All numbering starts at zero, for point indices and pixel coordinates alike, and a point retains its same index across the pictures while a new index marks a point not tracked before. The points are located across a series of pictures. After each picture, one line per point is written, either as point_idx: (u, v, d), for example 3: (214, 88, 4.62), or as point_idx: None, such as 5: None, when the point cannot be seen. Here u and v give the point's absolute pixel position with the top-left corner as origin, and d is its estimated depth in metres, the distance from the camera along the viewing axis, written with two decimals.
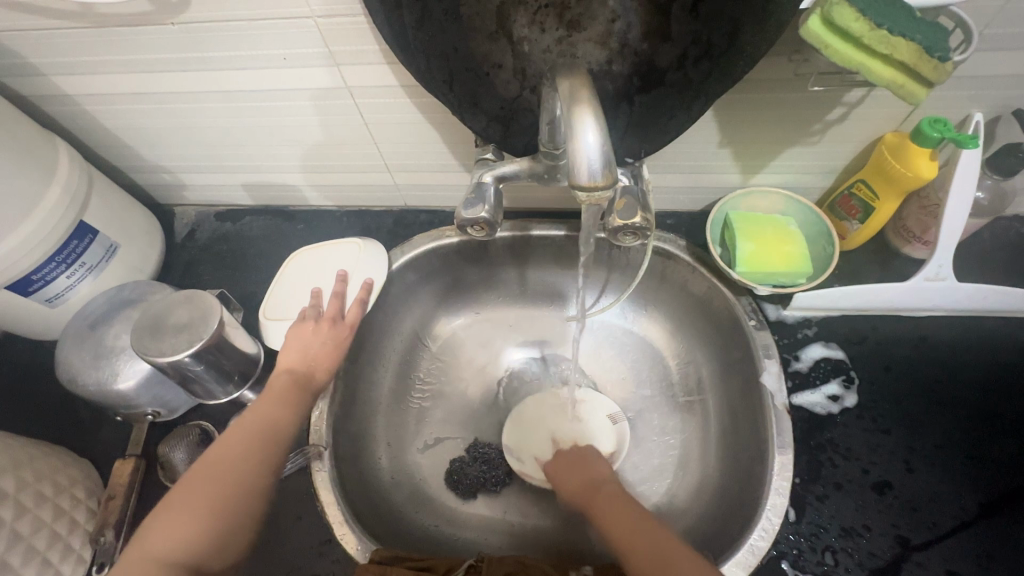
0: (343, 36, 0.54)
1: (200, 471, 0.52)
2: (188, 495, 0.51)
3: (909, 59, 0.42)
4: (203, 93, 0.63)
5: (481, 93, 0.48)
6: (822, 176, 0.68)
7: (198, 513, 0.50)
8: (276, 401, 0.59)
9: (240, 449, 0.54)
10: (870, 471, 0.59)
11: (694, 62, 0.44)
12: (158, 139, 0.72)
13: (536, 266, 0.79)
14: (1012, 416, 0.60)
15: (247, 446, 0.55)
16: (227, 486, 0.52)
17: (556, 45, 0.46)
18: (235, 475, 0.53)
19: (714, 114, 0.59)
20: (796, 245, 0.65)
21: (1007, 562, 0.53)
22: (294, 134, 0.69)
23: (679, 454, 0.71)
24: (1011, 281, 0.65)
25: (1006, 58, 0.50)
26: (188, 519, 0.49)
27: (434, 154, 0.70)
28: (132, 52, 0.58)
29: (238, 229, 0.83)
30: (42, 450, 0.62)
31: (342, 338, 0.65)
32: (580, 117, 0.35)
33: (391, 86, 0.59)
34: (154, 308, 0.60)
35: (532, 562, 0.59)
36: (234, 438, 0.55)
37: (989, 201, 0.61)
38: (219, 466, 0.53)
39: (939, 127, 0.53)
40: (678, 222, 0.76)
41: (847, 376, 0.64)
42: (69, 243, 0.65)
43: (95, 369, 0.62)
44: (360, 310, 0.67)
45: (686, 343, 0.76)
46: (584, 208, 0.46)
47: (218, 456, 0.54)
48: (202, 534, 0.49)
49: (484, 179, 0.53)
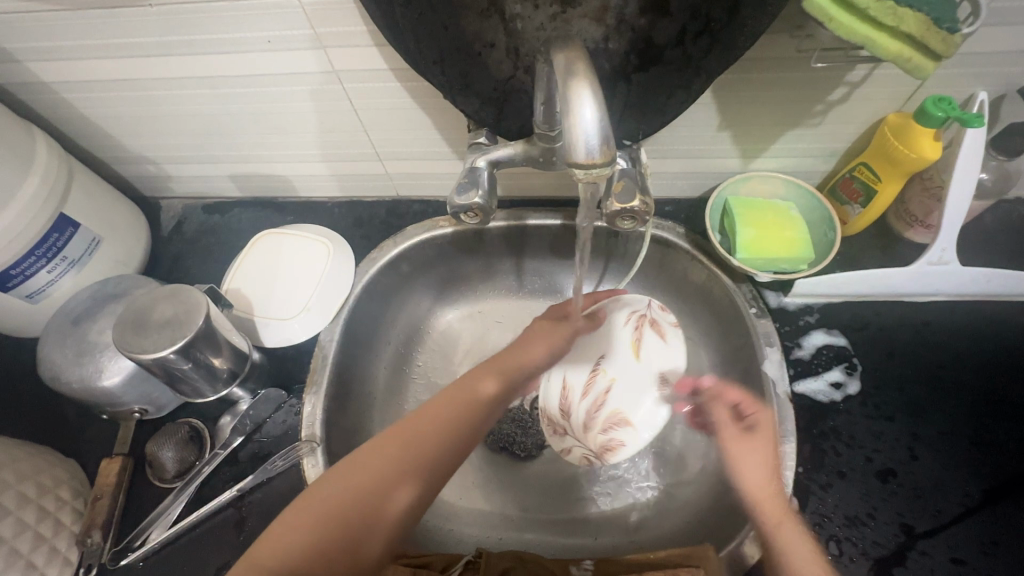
0: (329, 17, 0.52)
1: (348, 469, 0.48)
2: (307, 500, 0.46)
3: (917, 32, 0.41)
4: (185, 79, 0.61)
5: (472, 73, 0.46)
6: (823, 160, 0.66)
7: (323, 522, 0.45)
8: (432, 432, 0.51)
9: (428, 452, 0.50)
10: (874, 458, 0.58)
11: (694, 38, 0.42)
12: (140, 128, 0.70)
13: (533, 255, 0.77)
14: (1016, 400, 0.59)
15: (428, 433, 0.50)
16: (374, 509, 0.46)
17: (550, 22, 0.44)
18: (394, 484, 0.47)
19: (715, 95, 0.57)
20: (797, 230, 0.64)
21: (1012, 549, 0.53)
22: (282, 122, 0.67)
23: (679, 446, 0.70)
24: (1014, 264, 0.64)
25: (1012, 33, 0.49)
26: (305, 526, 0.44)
27: (426, 141, 0.68)
28: (110, 35, 0.56)
29: (226, 222, 0.81)
30: (25, 450, 0.60)
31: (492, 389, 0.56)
32: (576, 92, 0.33)
33: (380, 70, 0.57)
34: (137, 302, 0.58)
35: (532, 557, 0.58)
36: (409, 432, 0.50)
37: (993, 182, 0.60)
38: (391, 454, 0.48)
39: (944, 106, 0.52)
40: (677, 209, 0.74)
41: (850, 362, 0.63)
42: (49, 237, 0.62)
43: (78, 366, 0.60)
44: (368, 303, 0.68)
45: (686, 332, 0.74)
46: (581, 188, 0.44)
47: (379, 456, 0.48)
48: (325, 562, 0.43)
49: (477, 164, 0.51)
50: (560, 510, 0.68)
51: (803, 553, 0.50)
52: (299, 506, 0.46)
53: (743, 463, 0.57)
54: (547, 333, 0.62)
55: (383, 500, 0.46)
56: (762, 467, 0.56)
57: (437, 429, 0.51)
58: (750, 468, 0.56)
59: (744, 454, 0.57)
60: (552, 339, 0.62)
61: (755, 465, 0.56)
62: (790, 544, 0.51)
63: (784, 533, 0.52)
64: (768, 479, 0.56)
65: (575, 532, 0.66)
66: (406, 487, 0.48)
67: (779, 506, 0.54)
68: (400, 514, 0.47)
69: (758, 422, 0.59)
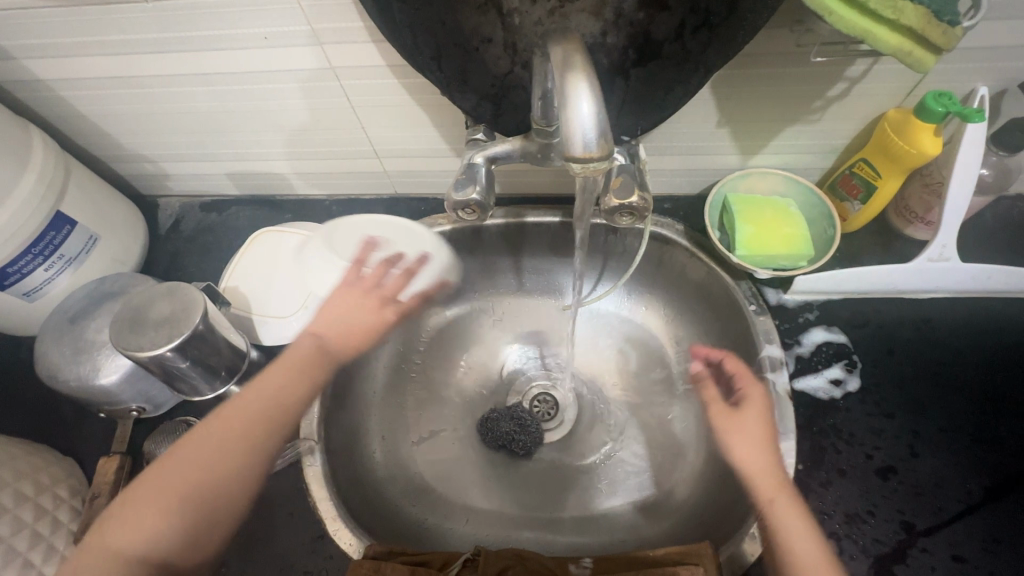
0: (326, 14, 0.52)
1: (172, 458, 0.50)
2: (138, 497, 0.48)
3: (917, 24, 0.41)
4: (182, 76, 0.61)
5: (470, 69, 0.46)
6: (822, 156, 0.66)
7: (166, 509, 0.47)
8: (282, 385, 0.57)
9: (248, 414, 0.54)
10: (874, 456, 0.58)
11: (692, 32, 0.42)
12: (137, 125, 0.69)
13: (531, 253, 0.77)
14: (1017, 398, 0.59)
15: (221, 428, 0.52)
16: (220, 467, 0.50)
17: (548, 17, 0.45)
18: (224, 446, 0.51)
19: (713, 91, 0.57)
20: (797, 226, 0.64)
21: (1013, 546, 0.52)
22: (279, 120, 0.66)
23: (678, 443, 0.70)
24: (1014, 261, 0.64)
25: (1013, 27, 0.49)
26: (150, 518, 0.47)
27: (424, 139, 0.68)
28: (106, 32, 0.56)
29: (224, 220, 0.80)
30: (22, 449, 0.60)
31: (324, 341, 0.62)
32: (573, 84, 0.33)
33: (377, 66, 0.57)
34: (134, 300, 0.57)
35: (530, 555, 0.57)
36: (230, 416, 0.53)
37: (994, 178, 0.60)
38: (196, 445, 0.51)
39: (945, 101, 0.52)
40: (676, 206, 0.74)
41: (849, 360, 0.63)
42: (46, 235, 0.62)
43: (76, 364, 0.60)
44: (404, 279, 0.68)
45: (685, 329, 0.74)
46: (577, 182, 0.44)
47: (217, 432, 0.52)
48: (194, 531, 0.48)
49: (474, 160, 0.51)
50: (559, 508, 0.68)
51: (812, 552, 0.48)
52: (142, 495, 0.48)
53: (738, 448, 0.56)
54: (352, 306, 0.64)
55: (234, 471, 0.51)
56: (757, 438, 0.56)
57: (256, 412, 0.54)
58: (755, 455, 0.55)
59: (741, 434, 0.57)
60: (350, 310, 0.65)
61: (749, 452, 0.55)
62: (805, 544, 0.48)
63: (789, 524, 0.49)
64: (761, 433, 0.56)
65: (573, 530, 0.66)
66: (247, 458, 0.52)
67: (778, 482, 0.52)
68: (235, 495, 0.51)
69: (749, 407, 0.58)
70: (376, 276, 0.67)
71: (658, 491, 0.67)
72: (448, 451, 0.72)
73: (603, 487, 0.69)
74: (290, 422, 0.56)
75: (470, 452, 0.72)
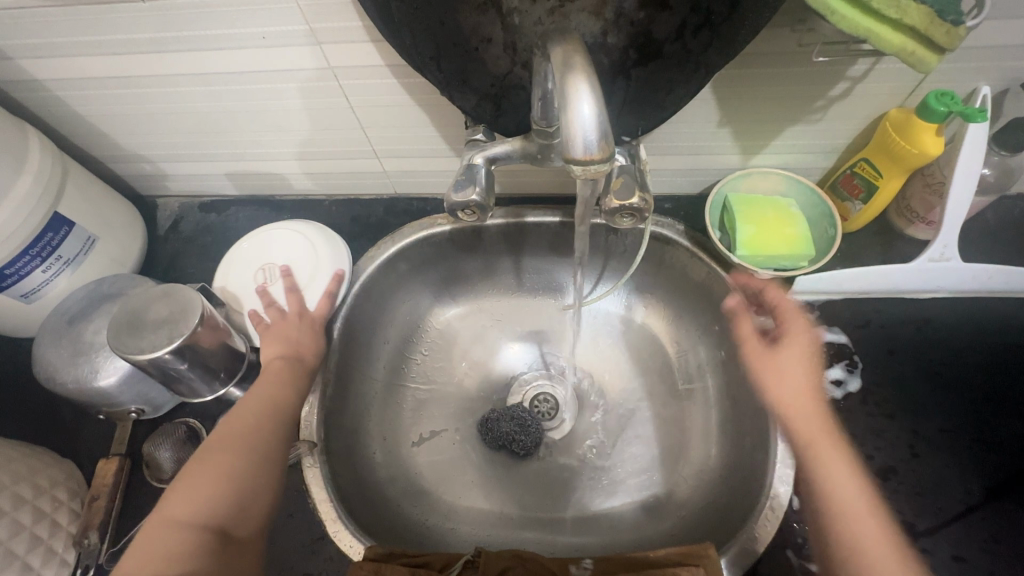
0: (325, 13, 0.52)
1: (207, 446, 0.52)
2: (189, 474, 0.50)
3: (920, 24, 0.40)
4: (180, 76, 0.60)
5: (469, 69, 0.46)
6: (823, 156, 0.66)
7: (217, 479, 0.50)
8: (276, 380, 0.59)
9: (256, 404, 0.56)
10: (875, 456, 0.57)
11: (694, 32, 0.42)
12: (135, 126, 0.69)
13: (531, 253, 0.77)
14: (1018, 398, 0.59)
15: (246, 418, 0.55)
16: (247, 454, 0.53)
17: (547, 17, 0.44)
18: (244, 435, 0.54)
19: (715, 90, 0.57)
20: (797, 226, 0.63)
21: (1014, 547, 0.52)
22: (277, 120, 0.66)
23: (679, 443, 0.70)
24: (1016, 260, 0.64)
25: (1016, 27, 0.48)
26: (202, 491, 0.49)
27: (423, 138, 0.67)
28: (104, 32, 0.56)
29: (223, 221, 0.80)
30: (21, 451, 0.60)
31: (317, 326, 0.65)
32: (573, 86, 0.33)
33: (376, 66, 0.57)
34: (132, 302, 0.57)
35: (531, 556, 0.57)
36: (245, 410, 0.56)
37: (996, 177, 0.60)
38: (231, 433, 0.54)
39: (947, 101, 0.52)
40: (676, 206, 0.74)
41: (850, 359, 0.63)
42: (44, 237, 0.62)
43: (74, 367, 0.60)
44: (327, 302, 0.66)
45: (686, 329, 0.74)
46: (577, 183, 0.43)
47: (234, 432, 0.54)
48: (237, 506, 0.50)
49: (474, 160, 0.50)
50: (559, 509, 0.68)
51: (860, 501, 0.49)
52: (180, 488, 0.49)
53: (767, 374, 0.60)
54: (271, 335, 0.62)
55: (264, 452, 0.53)
56: (797, 371, 0.59)
57: (259, 406, 0.56)
58: (823, 446, 0.53)
59: (818, 445, 0.53)
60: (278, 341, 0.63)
61: (834, 451, 0.53)
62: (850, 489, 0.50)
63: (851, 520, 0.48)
64: (803, 380, 0.58)
65: (574, 531, 0.66)
66: (267, 440, 0.54)
67: (826, 427, 0.54)
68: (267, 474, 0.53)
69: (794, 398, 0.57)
70: (298, 303, 0.66)
71: (658, 491, 0.67)
72: (448, 452, 0.72)
73: (603, 487, 0.69)
74: (294, 403, 0.58)
75: (470, 452, 0.72)
